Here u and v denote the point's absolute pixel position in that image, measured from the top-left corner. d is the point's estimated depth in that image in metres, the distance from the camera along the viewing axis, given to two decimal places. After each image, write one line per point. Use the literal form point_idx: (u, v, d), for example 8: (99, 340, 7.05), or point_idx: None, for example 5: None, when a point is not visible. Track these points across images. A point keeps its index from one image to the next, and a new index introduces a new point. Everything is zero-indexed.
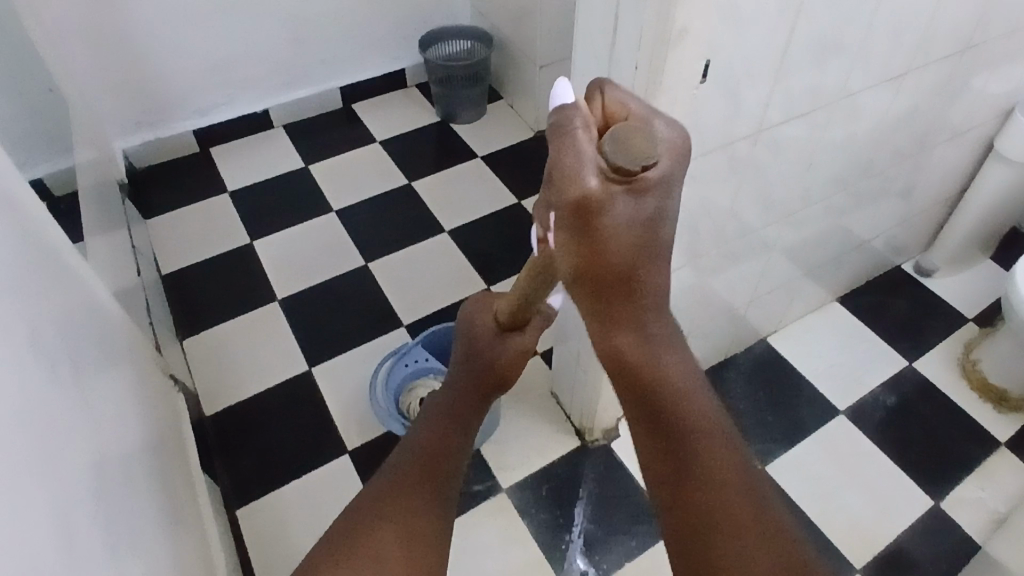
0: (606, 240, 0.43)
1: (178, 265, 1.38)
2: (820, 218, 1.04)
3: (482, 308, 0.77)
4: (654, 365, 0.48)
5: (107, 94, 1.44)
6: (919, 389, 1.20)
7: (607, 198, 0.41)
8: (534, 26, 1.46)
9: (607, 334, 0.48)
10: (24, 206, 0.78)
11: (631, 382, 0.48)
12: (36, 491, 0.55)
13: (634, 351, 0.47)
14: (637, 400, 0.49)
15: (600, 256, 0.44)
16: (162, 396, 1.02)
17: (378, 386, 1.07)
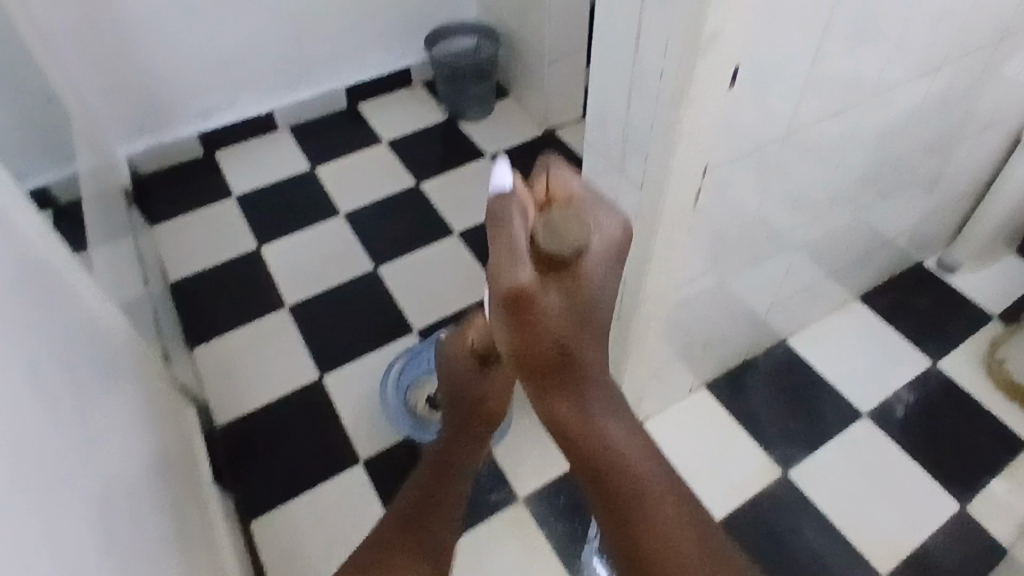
0: (547, 333, 0.43)
1: (185, 272, 1.36)
2: (843, 218, 1.01)
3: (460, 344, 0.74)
4: (604, 435, 0.46)
5: (109, 100, 1.42)
6: (943, 390, 1.17)
7: (543, 294, 0.42)
8: (542, 21, 1.43)
9: (554, 408, 0.46)
10: (19, 222, 0.75)
11: (580, 454, 0.47)
12: (45, 527, 0.53)
13: (582, 426, 0.46)
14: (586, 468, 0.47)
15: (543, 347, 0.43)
16: (170, 410, 1.01)
17: (388, 386, 1.07)
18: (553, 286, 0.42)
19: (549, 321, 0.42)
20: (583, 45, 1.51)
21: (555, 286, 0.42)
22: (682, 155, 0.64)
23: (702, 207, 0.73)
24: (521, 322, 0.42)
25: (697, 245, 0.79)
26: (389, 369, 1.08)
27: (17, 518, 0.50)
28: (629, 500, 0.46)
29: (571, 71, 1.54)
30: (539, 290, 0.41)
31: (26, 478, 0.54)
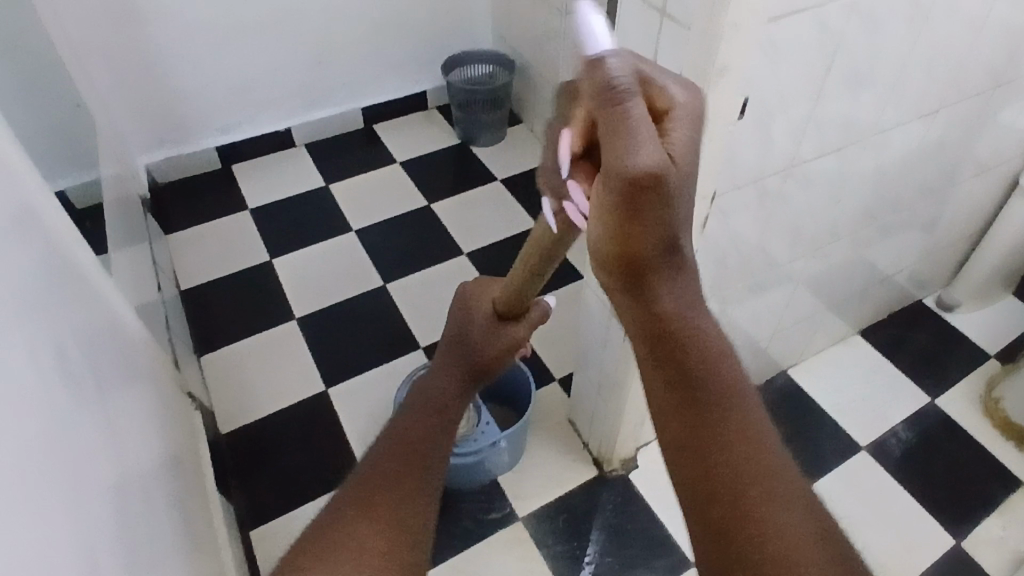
0: (646, 186, 0.39)
1: (197, 281, 1.38)
2: (844, 251, 1.03)
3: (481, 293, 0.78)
4: (692, 326, 0.45)
5: (133, 111, 1.46)
6: (940, 425, 1.18)
7: (636, 138, 0.39)
8: (556, 52, 1.48)
9: (645, 300, 0.45)
10: (48, 219, 0.78)
11: (667, 351, 0.45)
12: (63, 512, 0.55)
13: (674, 315, 0.44)
14: (671, 366, 0.45)
15: (641, 208, 0.40)
16: (179, 413, 1.02)
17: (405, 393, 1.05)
18: (649, 132, 0.39)
19: (645, 169, 0.38)
20: None
21: (648, 133, 0.39)
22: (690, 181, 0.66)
23: (707, 232, 0.75)
24: (611, 172, 0.39)
25: (701, 269, 0.81)
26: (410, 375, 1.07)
27: (39, 506, 0.52)
28: (712, 398, 0.44)
29: None
30: (634, 127, 0.39)
31: (48, 467, 0.56)
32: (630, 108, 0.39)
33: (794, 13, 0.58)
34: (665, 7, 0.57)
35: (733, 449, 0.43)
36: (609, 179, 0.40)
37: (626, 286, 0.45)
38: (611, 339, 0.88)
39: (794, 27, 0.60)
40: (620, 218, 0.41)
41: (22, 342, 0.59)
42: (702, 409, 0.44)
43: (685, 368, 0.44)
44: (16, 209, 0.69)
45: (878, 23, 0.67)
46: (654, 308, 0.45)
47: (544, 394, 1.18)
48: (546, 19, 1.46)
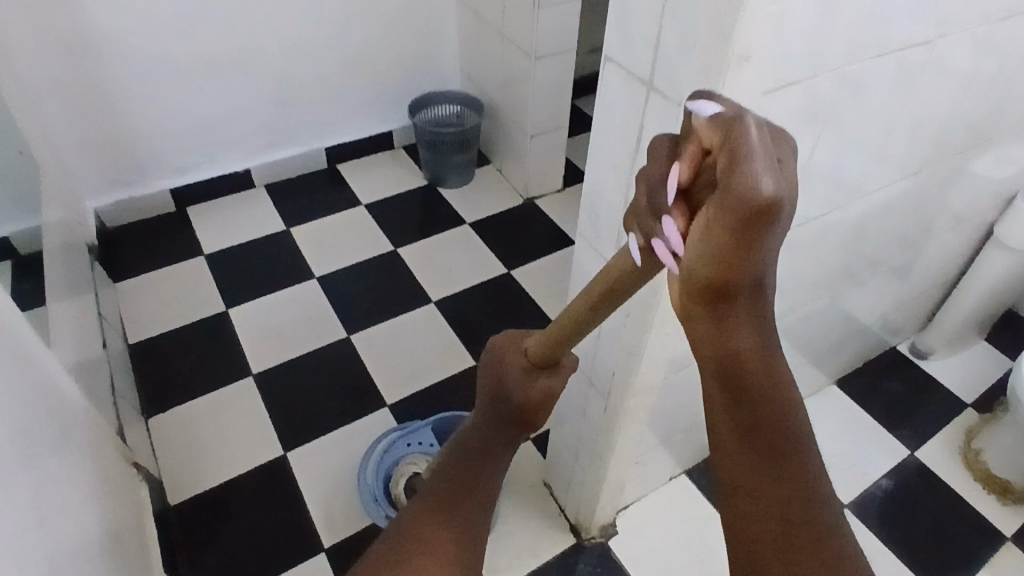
0: (766, 218, 0.30)
1: (147, 333, 1.29)
2: (823, 304, 1.01)
3: (509, 343, 0.67)
4: (774, 376, 0.35)
5: (82, 152, 1.37)
6: (920, 479, 1.16)
7: (756, 159, 0.30)
8: (526, 95, 1.45)
9: (721, 334, 0.34)
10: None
11: (741, 401, 0.35)
12: None
13: (757, 357, 0.34)
14: (747, 420, 0.35)
15: (751, 241, 0.31)
16: (124, 488, 0.94)
17: (371, 462, 0.97)
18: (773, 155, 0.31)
19: (772, 198, 0.30)
20: (566, 119, 1.53)
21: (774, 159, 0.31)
22: None
23: None
24: (727, 194, 0.31)
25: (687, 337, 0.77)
26: (378, 440, 0.99)
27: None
28: (785, 465, 0.34)
29: (553, 143, 1.55)
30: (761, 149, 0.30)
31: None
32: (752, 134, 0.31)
33: (781, 86, 0.56)
34: (652, 79, 0.55)
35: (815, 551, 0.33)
36: (725, 204, 0.31)
37: (703, 321, 0.35)
38: (590, 409, 0.84)
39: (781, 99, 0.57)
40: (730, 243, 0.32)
41: None
42: (779, 492, 0.34)
43: (764, 431, 0.34)
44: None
45: (864, 88, 0.66)
46: (730, 353, 0.34)
47: (517, 455, 1.12)
48: (516, 62, 1.44)
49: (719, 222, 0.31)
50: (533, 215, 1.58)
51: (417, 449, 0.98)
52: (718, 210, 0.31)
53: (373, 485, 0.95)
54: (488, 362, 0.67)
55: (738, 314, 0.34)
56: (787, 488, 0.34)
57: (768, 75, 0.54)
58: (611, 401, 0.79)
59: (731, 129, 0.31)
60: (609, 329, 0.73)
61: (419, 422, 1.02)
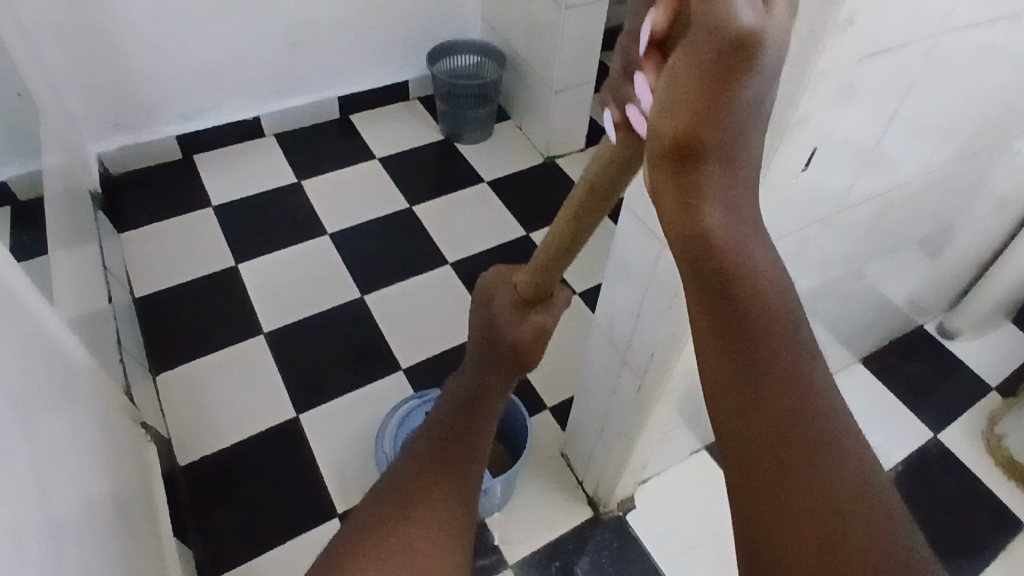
0: (736, 52, 0.33)
1: (153, 287, 1.25)
2: (858, 283, 0.96)
3: (502, 278, 0.67)
4: (742, 257, 0.38)
5: (82, 94, 1.31)
6: (942, 462, 1.14)
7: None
8: (552, 47, 1.37)
9: (692, 211, 0.38)
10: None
11: (712, 288, 0.38)
12: None
13: (722, 233, 0.38)
14: (716, 301, 0.38)
15: (722, 83, 0.34)
16: (131, 450, 0.91)
17: (390, 427, 0.95)
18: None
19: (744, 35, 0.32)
20: (592, 76, 1.46)
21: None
22: None
23: None
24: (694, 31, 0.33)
25: None
26: (397, 405, 0.97)
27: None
28: (760, 337, 0.37)
29: (577, 101, 1.48)
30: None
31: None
32: None
33: (875, 52, 0.51)
34: None
35: (796, 418, 0.35)
36: (701, 44, 0.33)
37: (669, 189, 0.39)
38: (623, 385, 0.80)
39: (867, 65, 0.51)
40: (703, 89, 0.35)
41: None
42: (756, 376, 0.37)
43: (734, 309, 0.37)
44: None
45: (946, 56, 0.59)
46: (699, 226, 0.38)
47: (535, 425, 1.10)
48: (543, 11, 1.35)
49: (694, 66, 0.34)
50: (553, 175, 1.52)
51: None
52: (688, 54, 0.34)
53: (389, 452, 0.92)
54: (480, 297, 0.68)
55: (705, 182, 0.38)
56: (764, 365, 0.36)
57: (857, 39, 0.48)
58: (647, 379, 0.75)
59: None
60: (652, 309, 0.69)
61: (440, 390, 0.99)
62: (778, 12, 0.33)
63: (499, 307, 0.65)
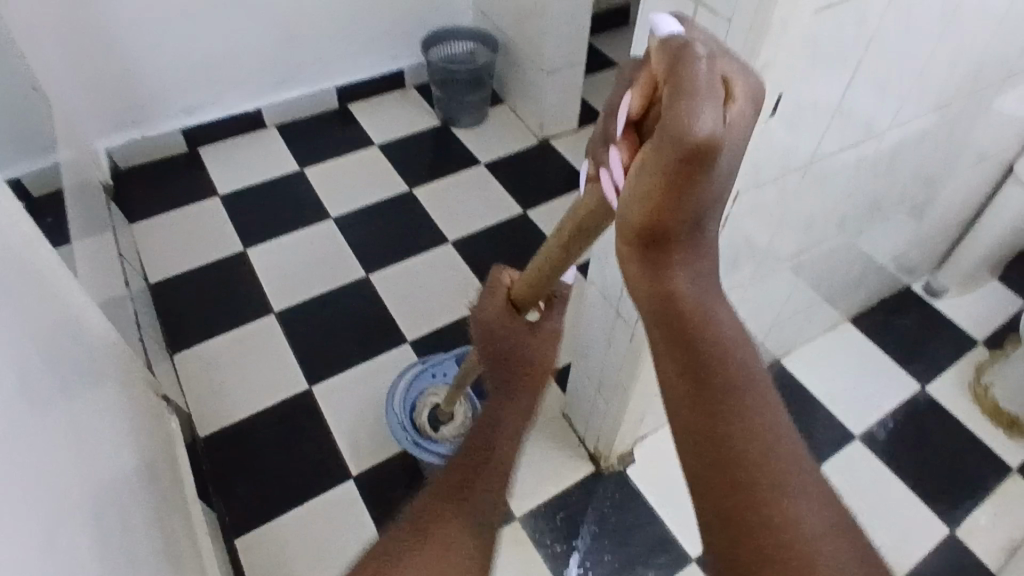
0: (694, 152, 0.37)
1: (166, 273, 1.30)
2: (847, 239, 0.99)
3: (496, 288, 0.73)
4: (711, 321, 0.41)
5: (88, 93, 1.35)
6: (932, 412, 1.17)
7: (700, 94, 0.36)
8: (542, 29, 1.42)
9: (660, 279, 0.42)
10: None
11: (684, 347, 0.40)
12: (42, 548, 0.50)
13: (691, 301, 0.41)
14: (686, 360, 0.40)
15: (687, 179, 0.38)
16: (154, 419, 0.96)
17: (399, 393, 1.00)
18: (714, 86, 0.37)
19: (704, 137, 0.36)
20: (582, 57, 1.50)
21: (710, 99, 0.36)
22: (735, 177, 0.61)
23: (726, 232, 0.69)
24: (666, 128, 0.37)
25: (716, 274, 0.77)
26: (404, 371, 1.02)
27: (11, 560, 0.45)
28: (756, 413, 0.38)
29: (568, 81, 1.53)
30: (701, 83, 0.36)
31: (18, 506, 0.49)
32: (699, 71, 0.37)
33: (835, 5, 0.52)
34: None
35: (789, 479, 0.36)
36: (662, 140, 0.37)
37: (639, 269, 0.43)
38: (615, 337, 0.85)
39: (843, 16, 0.53)
40: (666, 186, 0.39)
41: None
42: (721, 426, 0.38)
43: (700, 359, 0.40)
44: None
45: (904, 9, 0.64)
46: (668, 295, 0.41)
47: None
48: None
49: (659, 163, 0.38)
50: (546, 155, 1.57)
51: (441, 379, 1.01)
52: (655, 147, 0.38)
53: (401, 415, 0.98)
54: (479, 316, 0.73)
55: (671, 257, 0.42)
56: (750, 411, 0.38)
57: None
58: (636, 328, 0.80)
59: (679, 65, 0.38)
60: None
61: (443, 355, 1.04)
62: (737, 113, 0.38)
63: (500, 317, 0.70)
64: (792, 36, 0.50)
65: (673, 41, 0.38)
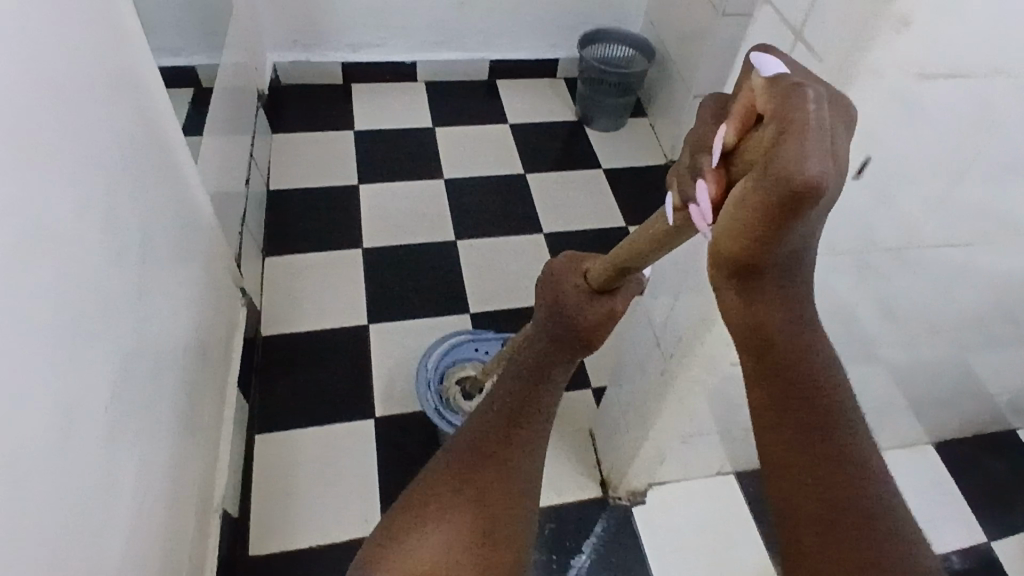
0: (799, 195, 0.30)
1: (285, 185, 1.42)
2: (941, 351, 0.89)
3: (571, 261, 0.58)
4: (799, 334, 0.36)
5: (274, 9, 1.49)
6: (990, 569, 1.03)
7: (810, 138, 0.30)
8: (702, 51, 1.39)
9: (755, 305, 0.36)
10: (145, 83, 0.81)
11: (771, 375, 0.36)
12: (53, 361, 0.58)
13: (785, 320, 0.36)
14: (771, 383, 0.36)
15: (785, 219, 0.31)
16: (225, 304, 1.06)
17: (437, 352, 1.03)
18: (827, 132, 0.30)
19: (814, 178, 0.29)
20: None
21: (835, 142, 0.30)
22: None
23: None
24: (771, 164, 0.30)
25: None
26: (452, 335, 1.05)
27: (21, 356, 0.54)
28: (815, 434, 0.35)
29: None
30: (813, 125, 0.30)
31: (49, 319, 0.58)
32: (806, 111, 0.31)
33: (942, 74, 0.46)
34: (802, 23, 0.48)
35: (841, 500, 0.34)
36: (761, 174, 0.31)
37: (740, 299, 0.36)
38: (650, 367, 0.83)
39: (961, 91, 0.48)
40: (759, 223, 0.32)
41: (67, 193, 0.62)
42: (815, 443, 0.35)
43: (783, 379, 0.35)
44: (110, 65, 0.72)
45: None
46: (768, 313, 0.36)
47: (574, 398, 1.14)
48: (701, 15, 1.38)
49: (755, 199, 0.32)
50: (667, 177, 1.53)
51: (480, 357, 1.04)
52: (758, 184, 0.31)
53: (430, 372, 1.01)
54: (543, 278, 0.59)
55: (766, 284, 0.36)
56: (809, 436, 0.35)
57: (930, 39, 0.44)
58: (671, 361, 0.77)
59: (783, 104, 0.32)
60: (687, 294, 0.72)
61: (492, 333, 1.06)
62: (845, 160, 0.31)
63: (563, 285, 0.55)
64: (894, 94, 0.46)
65: (777, 82, 0.34)
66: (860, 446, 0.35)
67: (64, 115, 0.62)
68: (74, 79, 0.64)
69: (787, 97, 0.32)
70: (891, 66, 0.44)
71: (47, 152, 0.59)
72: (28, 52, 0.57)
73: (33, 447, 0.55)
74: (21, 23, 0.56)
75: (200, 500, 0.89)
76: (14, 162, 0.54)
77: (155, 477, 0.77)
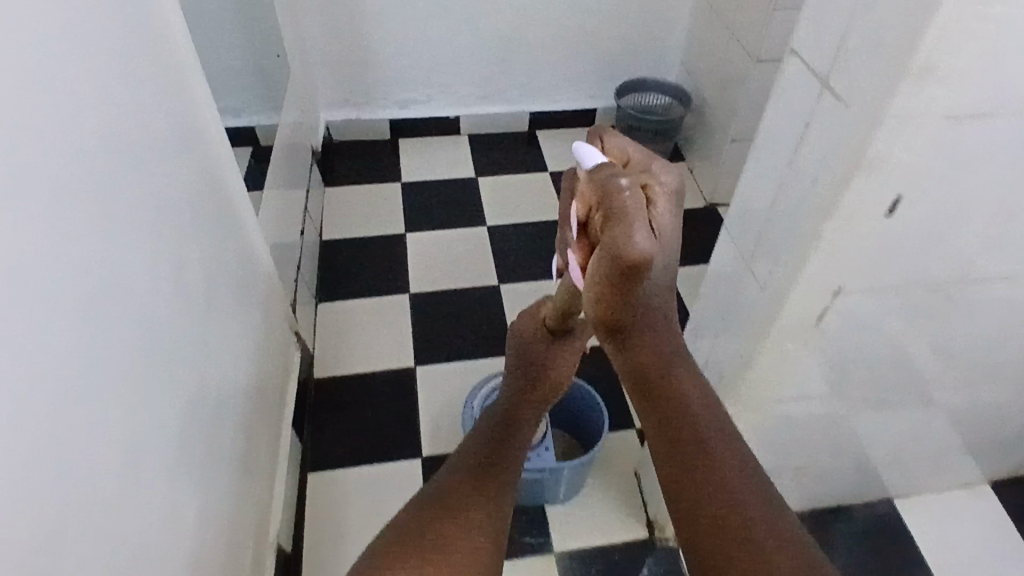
0: (635, 265, 0.50)
1: (336, 235, 1.49)
2: (999, 389, 0.87)
3: (527, 320, 0.80)
4: (667, 368, 0.56)
5: (327, 71, 1.60)
6: None
7: (635, 222, 0.50)
8: (738, 96, 1.42)
9: (631, 352, 0.57)
10: (211, 139, 0.88)
11: (653, 399, 0.55)
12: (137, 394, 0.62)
13: (655, 358, 0.56)
14: (655, 407, 0.55)
15: (632, 280, 0.52)
16: (281, 347, 1.11)
17: (483, 390, 1.05)
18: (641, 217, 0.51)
19: (641, 251, 0.50)
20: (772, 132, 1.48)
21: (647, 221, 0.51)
22: (825, 268, 0.58)
23: (826, 328, 0.66)
24: (613, 245, 0.51)
25: (816, 365, 0.71)
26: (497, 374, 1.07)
27: (106, 391, 0.57)
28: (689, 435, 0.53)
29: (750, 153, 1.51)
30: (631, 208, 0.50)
31: (134, 354, 0.62)
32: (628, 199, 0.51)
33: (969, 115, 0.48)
34: (828, 75, 0.52)
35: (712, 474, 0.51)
36: (608, 255, 0.51)
37: (618, 347, 0.58)
38: None
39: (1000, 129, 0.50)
40: (613, 284, 0.53)
41: (148, 237, 0.67)
42: (685, 458, 0.52)
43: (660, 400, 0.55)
44: (182, 122, 0.78)
45: None
46: (641, 352, 0.57)
47: (619, 438, 1.14)
48: (734, 63, 1.42)
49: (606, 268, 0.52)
50: (707, 219, 1.55)
51: None
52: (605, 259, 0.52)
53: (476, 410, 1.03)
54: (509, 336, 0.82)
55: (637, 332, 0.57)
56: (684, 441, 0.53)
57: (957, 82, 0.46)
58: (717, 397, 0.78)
59: (608, 191, 0.52)
60: (731, 330, 0.74)
61: None
62: (662, 234, 0.54)
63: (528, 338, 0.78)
64: (926, 131, 0.48)
65: (599, 176, 0.53)
66: (719, 439, 0.52)
67: (143, 166, 0.67)
68: (151, 133, 0.70)
69: (607, 187, 0.52)
70: (920, 108, 0.47)
71: (127, 200, 0.63)
72: (119, 109, 0.62)
73: (115, 474, 0.58)
74: (109, 81, 0.61)
75: (256, 532, 0.92)
76: (104, 211, 0.59)
77: (218, 510, 0.80)
